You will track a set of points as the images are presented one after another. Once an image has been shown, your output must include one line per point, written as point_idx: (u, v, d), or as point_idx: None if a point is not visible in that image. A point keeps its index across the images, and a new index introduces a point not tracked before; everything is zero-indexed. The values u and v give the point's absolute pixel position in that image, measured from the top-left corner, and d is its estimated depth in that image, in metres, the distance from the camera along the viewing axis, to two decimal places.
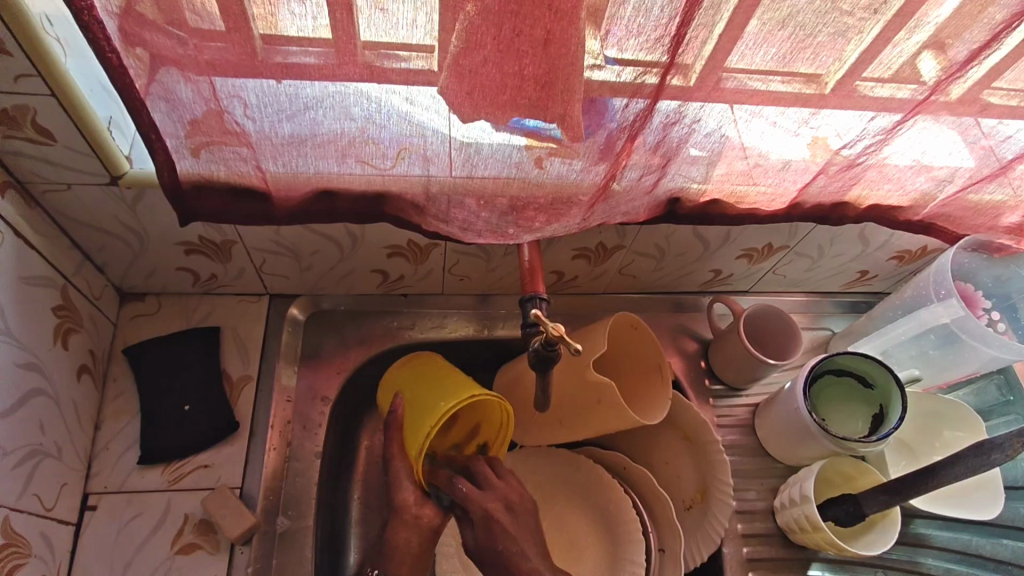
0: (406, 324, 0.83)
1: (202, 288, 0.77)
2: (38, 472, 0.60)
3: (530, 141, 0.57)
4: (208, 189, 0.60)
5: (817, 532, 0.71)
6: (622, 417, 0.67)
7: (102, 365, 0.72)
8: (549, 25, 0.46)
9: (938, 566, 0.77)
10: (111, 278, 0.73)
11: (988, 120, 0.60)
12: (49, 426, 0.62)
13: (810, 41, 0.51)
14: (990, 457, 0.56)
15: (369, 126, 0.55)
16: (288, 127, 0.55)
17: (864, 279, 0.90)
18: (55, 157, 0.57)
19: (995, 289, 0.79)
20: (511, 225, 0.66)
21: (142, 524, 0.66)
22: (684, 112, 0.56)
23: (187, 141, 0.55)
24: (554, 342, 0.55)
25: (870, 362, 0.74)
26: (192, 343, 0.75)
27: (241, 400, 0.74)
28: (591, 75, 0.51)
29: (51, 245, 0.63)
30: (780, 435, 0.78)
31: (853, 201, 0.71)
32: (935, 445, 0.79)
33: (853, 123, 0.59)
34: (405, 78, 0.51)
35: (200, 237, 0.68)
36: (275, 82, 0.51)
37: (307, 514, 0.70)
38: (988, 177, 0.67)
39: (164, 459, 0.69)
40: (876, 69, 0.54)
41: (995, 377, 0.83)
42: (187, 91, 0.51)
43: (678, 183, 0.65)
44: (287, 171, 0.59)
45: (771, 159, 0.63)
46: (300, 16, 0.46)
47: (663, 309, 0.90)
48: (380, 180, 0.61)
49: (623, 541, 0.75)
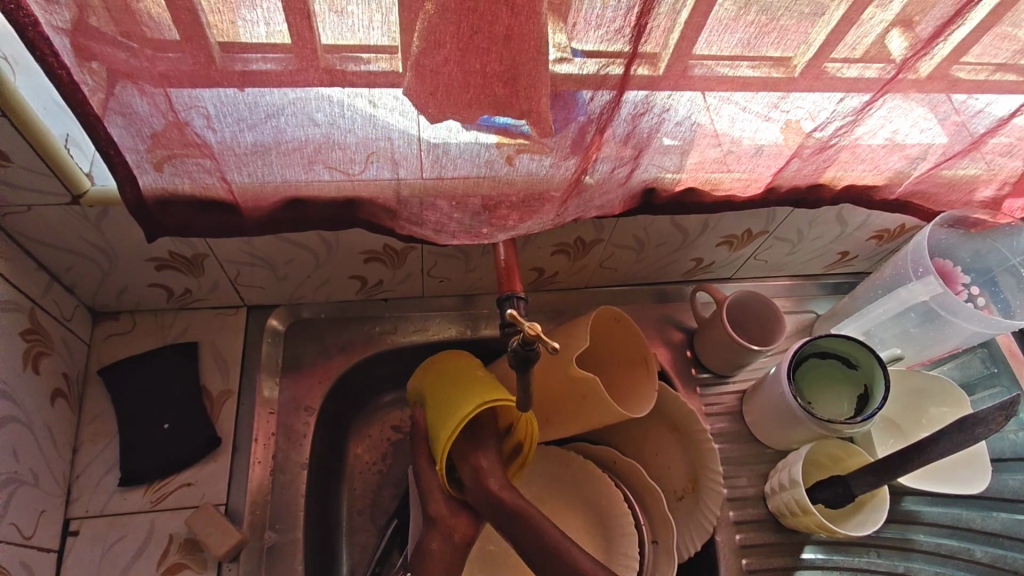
0: (387, 328, 0.82)
1: (177, 304, 0.76)
2: (15, 500, 0.59)
3: (500, 138, 0.56)
4: (173, 203, 0.59)
5: (807, 516, 0.71)
6: (608, 411, 0.66)
7: (78, 388, 0.71)
8: (509, 22, 0.45)
9: (929, 541, 0.78)
10: (82, 298, 0.72)
11: (958, 96, 0.60)
12: (24, 454, 0.61)
13: (774, 25, 0.50)
14: (975, 431, 0.55)
15: (334, 131, 0.54)
16: (250, 136, 0.54)
17: (845, 260, 0.90)
18: (12, 180, 0.55)
19: (973, 264, 0.79)
20: (484, 224, 0.65)
21: (126, 547, 0.65)
22: (652, 102, 0.56)
23: (148, 156, 0.54)
24: (532, 342, 0.53)
25: (854, 344, 0.74)
26: (170, 362, 0.74)
27: (222, 416, 0.73)
28: (557, 68, 0.51)
29: (15, 268, 0.62)
30: (768, 420, 0.77)
31: (828, 183, 0.70)
32: (921, 421, 0.79)
33: (824, 105, 0.59)
34: (368, 80, 0.50)
35: (171, 252, 0.67)
36: (234, 90, 0.50)
37: (295, 527, 0.69)
38: (961, 152, 0.67)
39: (146, 480, 0.68)
40: (843, 50, 0.53)
41: (978, 350, 0.85)
42: (143, 104, 0.50)
43: (653, 173, 0.65)
44: (253, 181, 0.58)
45: (744, 145, 0.63)
46: (253, 22, 0.45)
47: (646, 301, 0.89)
48: (349, 185, 0.60)
49: (616, 536, 0.74)
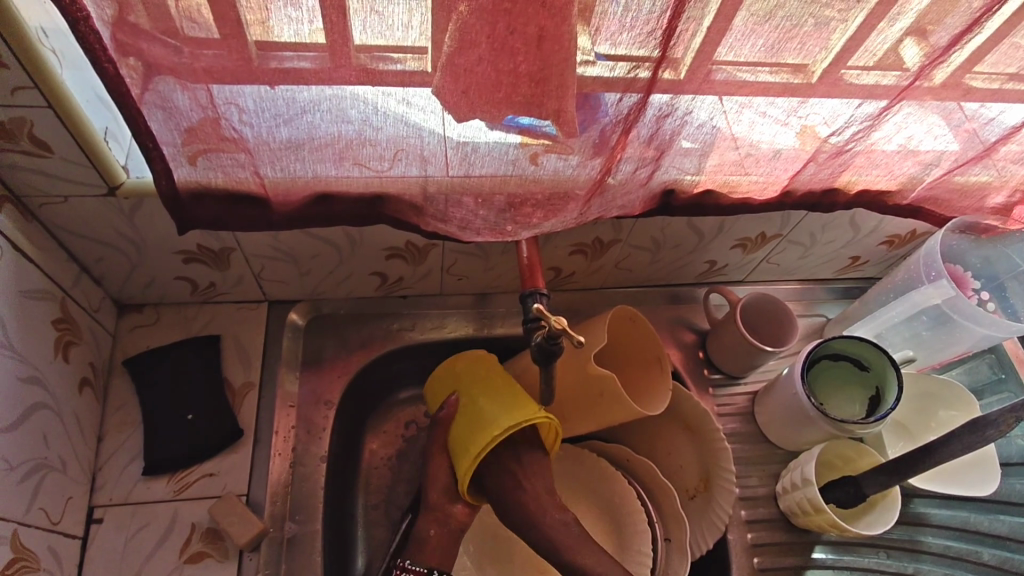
0: (405, 325, 0.83)
1: (201, 297, 0.77)
2: (44, 486, 0.60)
3: (525, 138, 0.58)
4: (205, 197, 0.60)
5: (819, 514, 0.72)
6: (627, 408, 0.68)
7: (102, 378, 0.72)
8: (543, 22, 0.47)
9: (938, 543, 0.79)
10: (108, 290, 0.73)
11: (971, 104, 0.62)
12: (53, 440, 0.62)
13: (797, 31, 0.52)
14: (985, 433, 0.56)
15: (366, 129, 0.55)
16: (285, 131, 0.55)
17: (856, 265, 0.92)
18: (51, 170, 0.56)
19: (982, 270, 0.80)
20: (508, 222, 0.66)
21: (149, 535, 0.66)
22: (676, 104, 0.57)
23: (184, 149, 0.56)
24: (556, 336, 0.55)
25: (866, 346, 0.75)
26: (193, 354, 0.75)
27: (244, 408, 0.74)
28: (584, 71, 0.52)
29: (47, 257, 0.63)
30: (780, 420, 0.79)
31: (843, 187, 0.72)
32: (930, 425, 0.80)
33: (841, 110, 0.61)
34: (401, 79, 0.51)
35: (198, 245, 0.68)
36: (272, 87, 0.51)
37: (315, 519, 0.70)
38: (973, 159, 0.68)
39: (168, 469, 0.69)
40: (862, 56, 0.55)
41: (986, 355, 0.86)
42: (183, 98, 0.51)
43: (672, 175, 0.66)
44: (284, 176, 0.59)
45: (762, 148, 0.64)
46: (295, 20, 0.46)
47: (659, 302, 0.91)
48: (377, 182, 0.61)
49: (629, 533, 0.75)
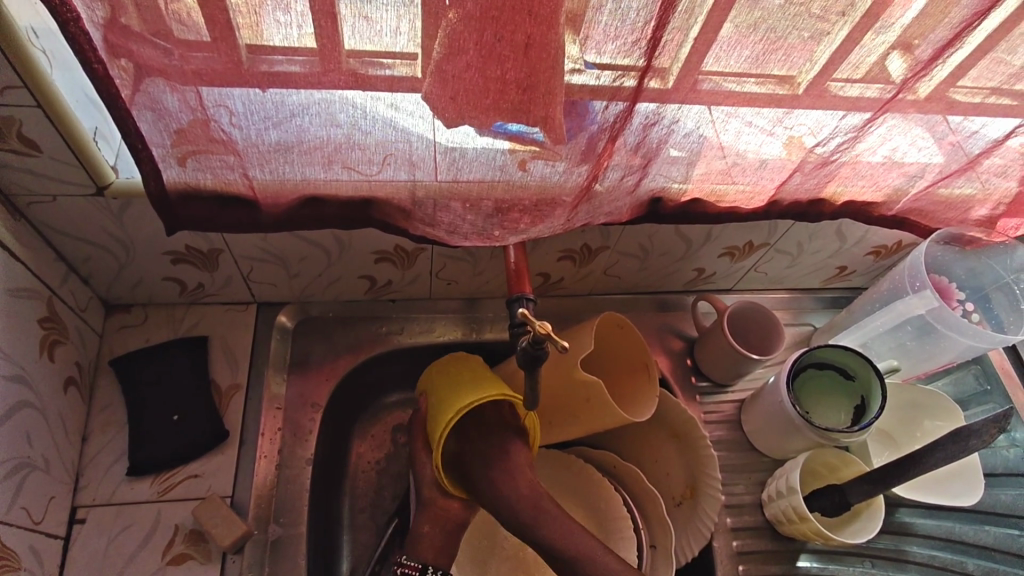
0: (394, 329, 0.83)
1: (190, 298, 0.77)
2: (26, 485, 0.60)
3: (513, 144, 0.58)
4: (194, 197, 0.60)
5: (804, 523, 0.72)
6: (612, 414, 0.68)
7: (89, 378, 0.72)
8: (530, 31, 0.47)
9: (922, 553, 0.79)
10: (97, 289, 0.73)
11: (954, 117, 0.62)
12: (37, 440, 0.62)
13: (781, 43, 0.52)
14: (968, 443, 0.57)
15: (355, 132, 0.56)
16: (274, 134, 0.55)
17: (843, 275, 0.92)
18: (40, 168, 0.57)
19: (968, 281, 0.81)
20: (496, 227, 0.66)
21: (131, 536, 0.66)
22: (662, 113, 0.58)
23: (173, 150, 0.56)
24: (541, 341, 0.55)
25: (850, 355, 0.76)
26: (180, 354, 0.75)
27: (230, 410, 0.74)
28: (571, 79, 0.53)
29: (35, 257, 0.63)
30: (766, 428, 0.79)
31: (829, 198, 0.72)
32: (916, 435, 0.81)
33: (826, 122, 0.61)
34: (389, 84, 0.52)
35: (187, 246, 0.68)
36: (260, 90, 0.51)
37: (299, 521, 0.70)
38: (957, 171, 0.69)
39: (154, 470, 0.69)
40: (846, 70, 0.55)
41: (972, 366, 0.87)
42: (173, 100, 0.52)
43: (660, 183, 0.67)
44: (273, 178, 0.60)
45: (749, 158, 0.65)
46: (284, 24, 0.47)
47: (648, 309, 0.91)
48: (366, 185, 0.62)
49: (614, 539, 0.75)
